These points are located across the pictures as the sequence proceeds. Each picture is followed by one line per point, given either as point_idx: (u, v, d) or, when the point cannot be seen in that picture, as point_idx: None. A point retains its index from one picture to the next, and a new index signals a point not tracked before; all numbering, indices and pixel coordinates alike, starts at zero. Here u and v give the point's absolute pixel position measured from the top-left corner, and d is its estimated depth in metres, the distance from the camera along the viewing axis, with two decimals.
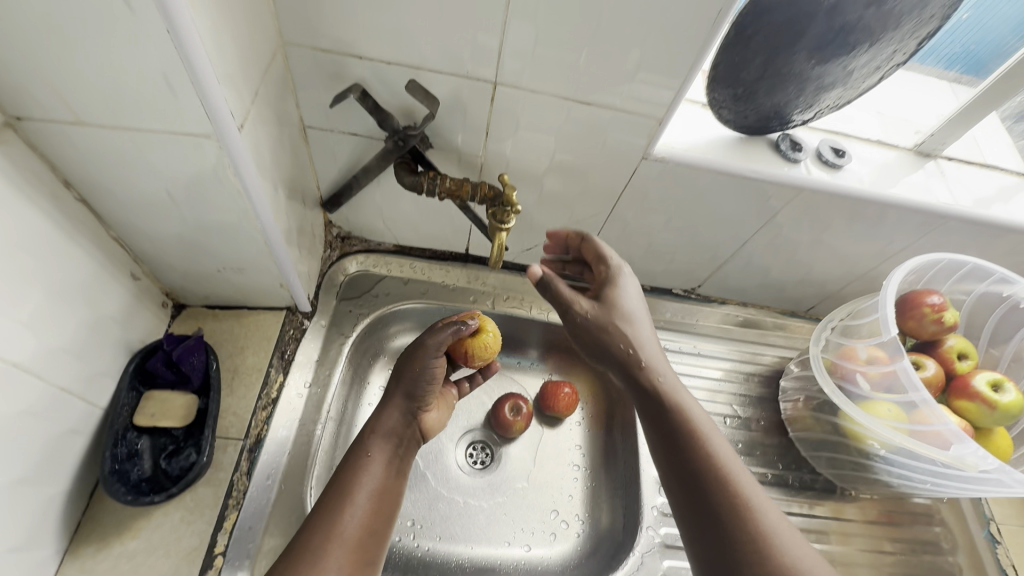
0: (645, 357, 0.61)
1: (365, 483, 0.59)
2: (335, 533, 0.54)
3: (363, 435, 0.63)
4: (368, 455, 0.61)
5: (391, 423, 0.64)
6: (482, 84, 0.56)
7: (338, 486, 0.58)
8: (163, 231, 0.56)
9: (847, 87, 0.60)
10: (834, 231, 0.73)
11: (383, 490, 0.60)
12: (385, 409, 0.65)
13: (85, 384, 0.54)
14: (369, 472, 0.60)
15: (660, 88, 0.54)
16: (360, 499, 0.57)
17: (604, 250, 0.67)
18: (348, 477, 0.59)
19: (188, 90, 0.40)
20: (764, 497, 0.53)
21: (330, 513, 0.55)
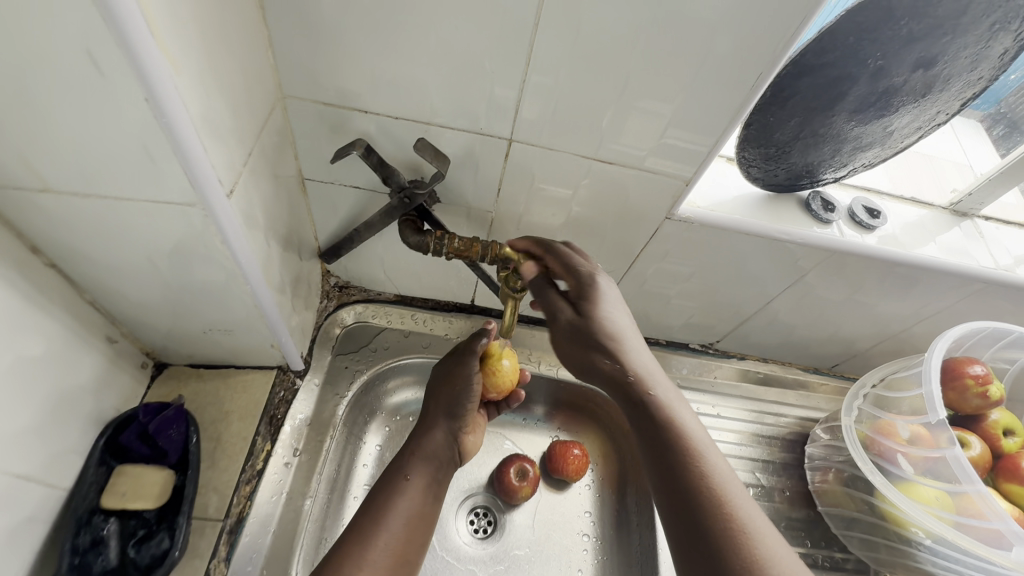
0: (636, 372, 0.49)
1: (399, 504, 0.57)
2: (368, 549, 0.53)
3: (403, 454, 0.62)
4: (406, 477, 0.60)
5: (431, 445, 0.63)
6: (497, 141, 0.52)
7: (375, 503, 0.57)
8: (143, 294, 0.51)
9: (884, 146, 0.56)
10: (866, 291, 0.69)
11: (417, 514, 0.58)
12: (426, 430, 0.64)
13: (48, 465, 0.48)
14: (405, 492, 0.59)
15: (692, 147, 0.51)
16: (393, 521, 0.56)
17: (574, 259, 0.53)
18: (384, 495, 0.58)
19: (170, 160, 0.36)
20: (782, 543, 0.42)
21: (365, 533, 0.54)
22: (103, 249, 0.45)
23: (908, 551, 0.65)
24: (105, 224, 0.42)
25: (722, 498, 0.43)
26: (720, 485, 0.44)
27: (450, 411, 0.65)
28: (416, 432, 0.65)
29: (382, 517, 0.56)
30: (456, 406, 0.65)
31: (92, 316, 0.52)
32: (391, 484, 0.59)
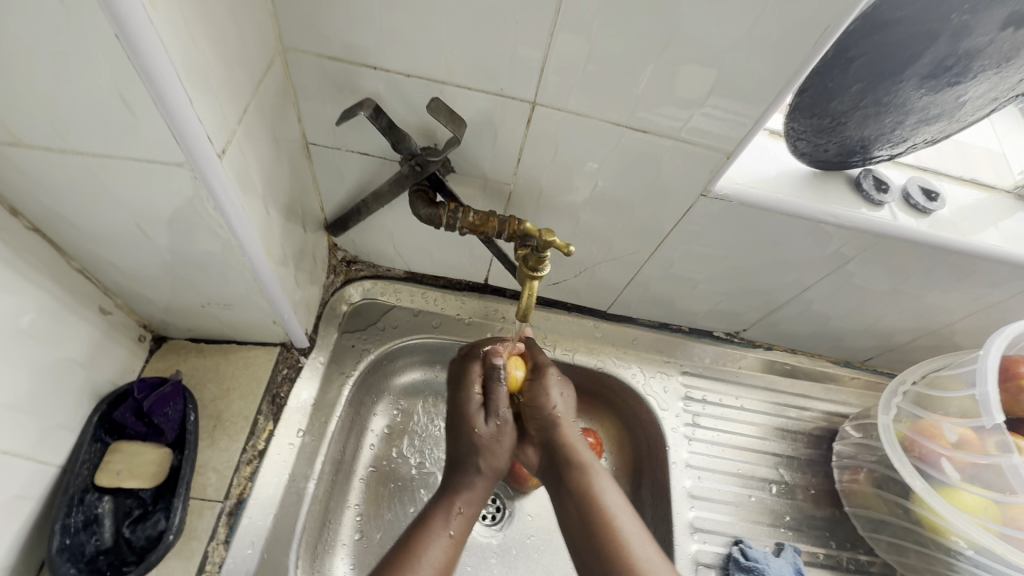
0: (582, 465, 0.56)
1: (435, 552, 0.49)
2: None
3: (442, 507, 0.53)
4: (447, 533, 0.51)
5: (471, 498, 0.54)
6: (519, 105, 0.47)
7: (403, 553, 0.49)
8: (135, 264, 0.48)
9: (952, 120, 0.50)
10: (914, 282, 0.63)
11: (450, 561, 0.50)
12: (461, 478, 0.54)
13: (38, 441, 0.46)
14: (441, 538, 0.50)
15: (735, 117, 0.45)
16: (427, 572, 0.48)
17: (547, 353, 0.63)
18: (421, 540, 0.50)
19: (149, 109, 0.32)
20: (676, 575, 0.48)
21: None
22: (90, 212, 0.41)
23: (944, 559, 0.62)
24: (89, 184, 0.38)
25: (627, 550, 0.49)
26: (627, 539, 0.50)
27: (492, 468, 0.55)
28: (450, 475, 0.55)
29: (419, 564, 0.48)
30: (484, 446, 0.55)
31: (83, 287, 0.49)
32: (427, 527, 0.51)
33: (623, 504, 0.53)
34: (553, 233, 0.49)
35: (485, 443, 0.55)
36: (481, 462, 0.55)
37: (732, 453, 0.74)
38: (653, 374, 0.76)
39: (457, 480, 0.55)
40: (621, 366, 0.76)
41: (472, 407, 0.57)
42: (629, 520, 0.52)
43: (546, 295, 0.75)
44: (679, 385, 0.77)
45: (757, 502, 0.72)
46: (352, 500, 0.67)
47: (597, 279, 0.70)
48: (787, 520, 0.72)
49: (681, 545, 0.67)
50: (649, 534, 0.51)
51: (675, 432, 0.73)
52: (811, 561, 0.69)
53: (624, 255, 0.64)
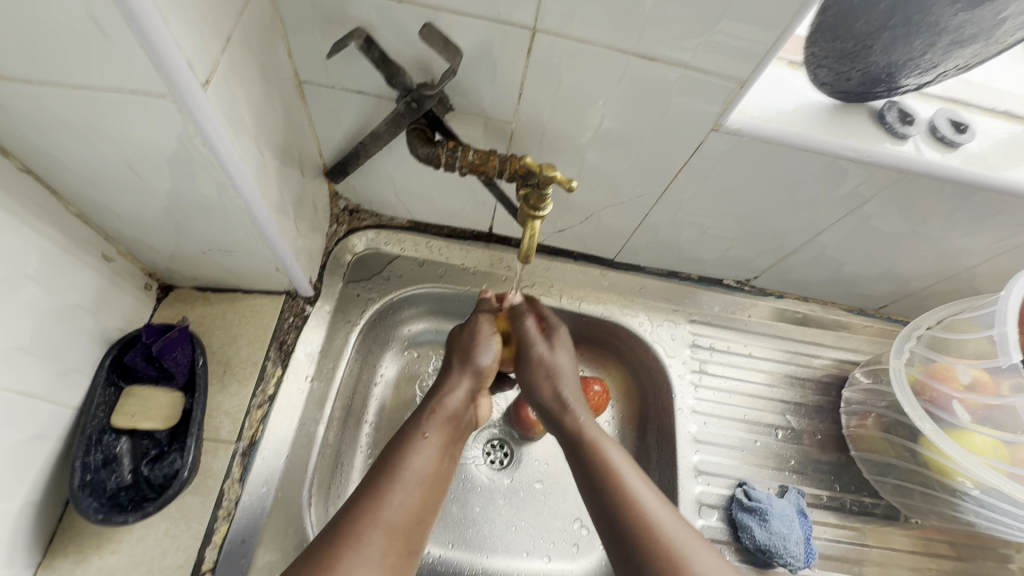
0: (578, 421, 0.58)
1: (418, 460, 0.52)
2: (382, 514, 0.47)
3: (423, 412, 0.56)
4: (423, 435, 0.54)
5: (451, 399, 0.58)
6: (518, 33, 0.44)
7: (390, 460, 0.51)
8: (134, 208, 0.48)
9: (990, 41, 0.46)
10: (936, 223, 0.60)
11: (436, 471, 0.53)
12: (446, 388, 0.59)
13: (51, 384, 0.47)
14: (423, 447, 0.53)
15: (750, 41, 0.42)
16: (412, 479, 0.50)
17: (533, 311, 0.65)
18: (401, 447, 0.52)
19: (122, 32, 0.31)
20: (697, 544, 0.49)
21: (382, 491, 0.49)
22: (80, 152, 0.41)
23: (949, 500, 0.63)
24: (78, 120, 0.37)
25: (638, 509, 0.50)
26: (641, 500, 0.51)
27: (471, 365, 0.60)
28: (436, 389, 0.59)
29: (403, 471, 0.50)
30: (475, 358, 0.61)
31: (83, 232, 0.49)
32: (410, 438, 0.53)
33: (629, 464, 0.54)
34: (555, 168, 0.47)
35: (478, 359, 0.61)
36: (467, 369, 0.60)
37: (739, 399, 0.74)
38: (661, 322, 0.76)
39: (442, 391, 0.59)
40: (628, 314, 0.75)
41: (470, 339, 0.62)
42: (639, 483, 0.52)
43: (551, 243, 0.74)
44: (687, 332, 0.76)
45: (761, 446, 0.72)
46: (363, 444, 0.69)
47: (604, 224, 0.68)
48: (792, 463, 0.72)
49: (685, 487, 0.68)
50: (656, 491, 0.52)
51: (681, 378, 0.73)
52: (815, 503, 0.70)
53: (631, 198, 0.62)
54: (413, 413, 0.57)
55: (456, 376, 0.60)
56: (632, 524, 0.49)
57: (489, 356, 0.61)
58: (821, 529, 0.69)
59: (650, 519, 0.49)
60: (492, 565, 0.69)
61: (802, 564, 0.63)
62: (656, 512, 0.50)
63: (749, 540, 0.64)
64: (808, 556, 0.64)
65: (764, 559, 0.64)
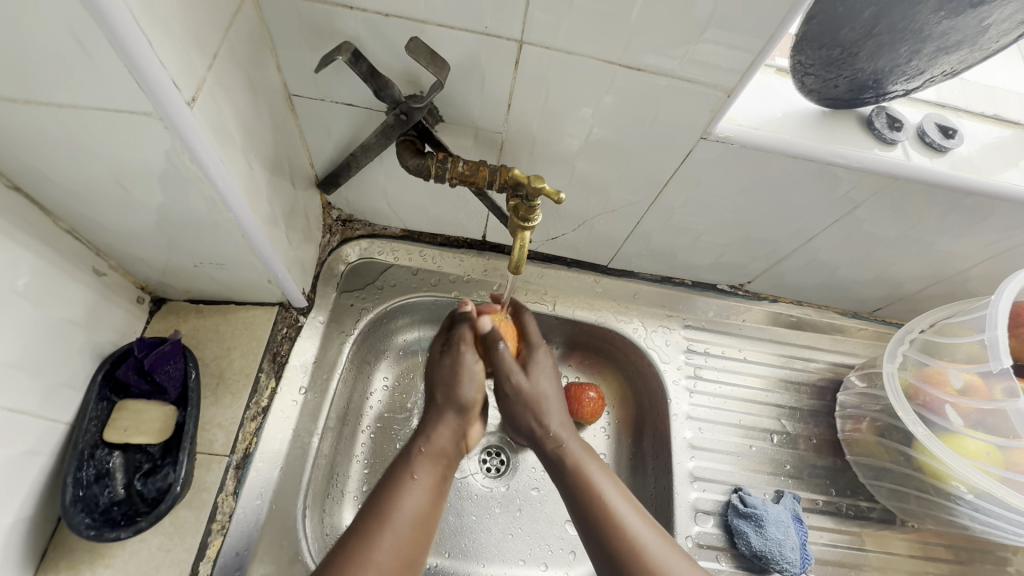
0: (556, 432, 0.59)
1: (406, 501, 0.51)
2: (373, 556, 0.47)
3: (410, 452, 0.56)
4: (413, 476, 0.53)
5: (440, 440, 0.57)
6: (505, 44, 0.44)
7: (379, 500, 0.51)
8: (125, 224, 0.48)
9: (975, 47, 0.47)
10: (927, 227, 0.60)
11: (425, 512, 0.52)
12: (432, 429, 0.58)
13: (43, 399, 0.47)
14: (412, 485, 0.53)
15: (735, 51, 0.42)
16: (401, 522, 0.50)
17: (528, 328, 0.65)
18: (390, 489, 0.52)
19: (106, 53, 0.31)
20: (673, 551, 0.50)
21: (371, 534, 0.49)
22: (68, 169, 0.41)
23: (944, 504, 0.63)
24: (64, 138, 0.38)
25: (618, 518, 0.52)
26: (621, 516, 0.52)
27: (453, 399, 0.59)
28: (424, 426, 0.59)
29: (392, 513, 0.50)
30: (458, 392, 0.59)
31: (74, 247, 0.49)
32: (398, 478, 0.53)
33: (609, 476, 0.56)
34: (544, 180, 0.47)
35: (461, 393, 0.59)
36: (450, 403, 0.59)
37: (734, 405, 0.74)
38: (655, 328, 0.76)
39: (428, 429, 0.58)
40: (623, 321, 0.75)
41: (448, 367, 0.61)
42: (618, 492, 0.54)
43: (545, 250, 0.74)
44: (681, 338, 0.76)
45: (757, 452, 0.72)
46: (359, 453, 0.69)
47: (597, 232, 0.68)
48: (788, 468, 0.72)
49: (681, 494, 0.68)
50: (637, 504, 0.54)
51: (676, 384, 0.74)
52: (811, 507, 0.70)
53: (623, 206, 0.62)
54: (400, 454, 0.56)
55: (444, 411, 0.59)
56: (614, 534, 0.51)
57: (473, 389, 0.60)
58: (818, 534, 0.69)
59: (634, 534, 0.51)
60: (488, 573, 0.69)
61: (798, 570, 0.63)
62: (636, 526, 0.51)
63: (744, 547, 0.64)
64: (804, 561, 0.64)
65: (760, 565, 0.65)
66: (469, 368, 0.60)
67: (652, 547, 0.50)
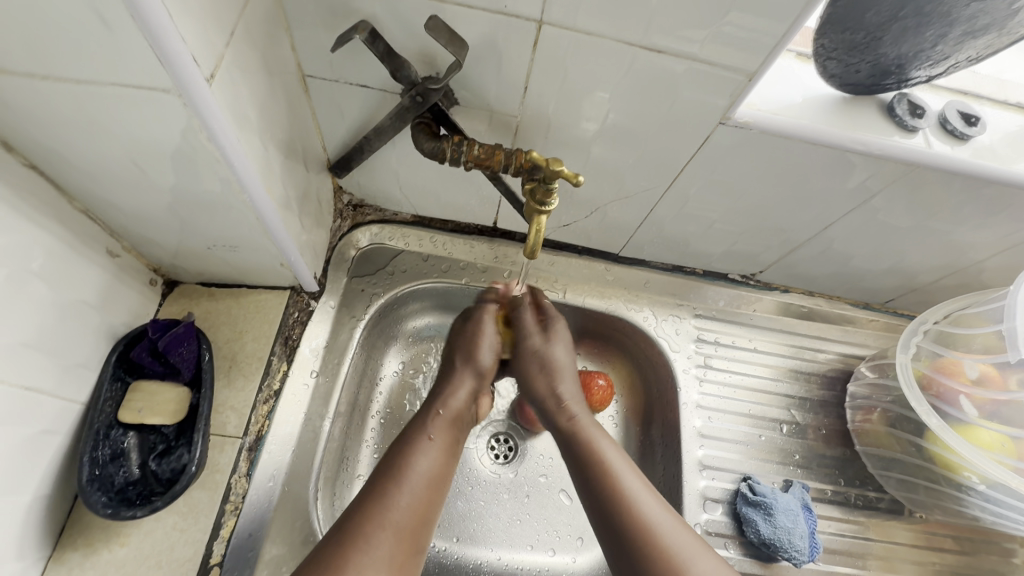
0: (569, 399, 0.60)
1: (422, 461, 0.52)
2: (388, 515, 0.47)
3: (428, 413, 0.57)
4: (429, 437, 0.54)
5: (455, 401, 0.59)
6: (524, 25, 0.44)
7: (395, 459, 0.52)
8: (140, 205, 0.48)
9: (1003, 33, 0.46)
10: (944, 217, 0.60)
11: (436, 473, 0.53)
12: (451, 385, 0.60)
13: (58, 379, 0.48)
14: (427, 448, 0.53)
15: (759, 33, 0.42)
16: (417, 480, 0.51)
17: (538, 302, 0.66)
18: (406, 449, 0.53)
19: (126, 26, 0.30)
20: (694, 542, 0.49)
21: (386, 491, 0.49)
22: (84, 148, 0.41)
23: (954, 495, 0.63)
24: (81, 115, 0.37)
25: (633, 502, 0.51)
26: (636, 497, 0.51)
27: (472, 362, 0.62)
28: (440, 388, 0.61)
29: (407, 472, 0.51)
30: (477, 357, 0.62)
31: (88, 228, 0.49)
32: (415, 439, 0.54)
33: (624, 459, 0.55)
34: (562, 162, 0.47)
35: (478, 357, 0.63)
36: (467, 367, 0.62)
37: (744, 394, 0.74)
38: (665, 317, 0.75)
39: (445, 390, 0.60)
40: (633, 309, 0.75)
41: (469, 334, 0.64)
42: (634, 476, 0.53)
43: (556, 238, 0.74)
44: (692, 327, 0.76)
45: (766, 441, 0.72)
46: (369, 438, 0.69)
47: (610, 219, 0.68)
48: (796, 458, 0.72)
49: (690, 482, 0.68)
50: (652, 487, 0.53)
51: (685, 373, 0.73)
52: (819, 497, 0.70)
53: (636, 192, 0.62)
54: (417, 415, 0.58)
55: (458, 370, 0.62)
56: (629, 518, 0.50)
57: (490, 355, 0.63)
58: (825, 524, 0.69)
59: (652, 522, 0.50)
60: (497, 558, 0.69)
61: (806, 558, 0.64)
62: (651, 510, 0.51)
63: (753, 535, 0.64)
64: (813, 549, 0.65)
65: (768, 552, 0.65)
66: (487, 339, 0.63)
67: (664, 528, 0.50)
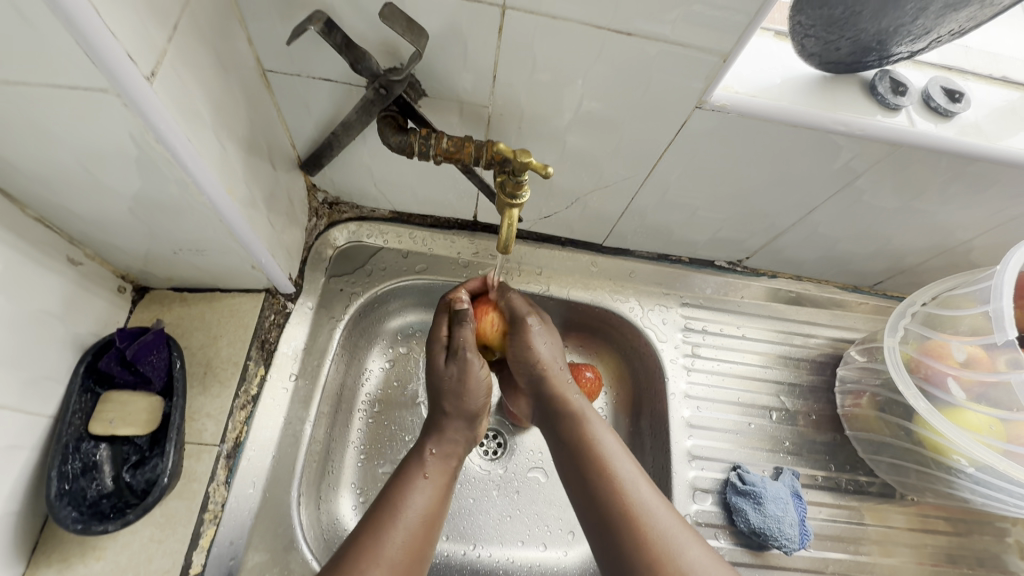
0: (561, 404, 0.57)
1: (416, 498, 0.51)
2: (383, 551, 0.46)
3: (420, 451, 0.55)
4: (423, 475, 0.53)
5: (448, 437, 0.56)
6: (487, 11, 0.42)
7: (389, 497, 0.50)
8: (99, 213, 0.46)
9: (984, 4, 0.44)
10: (930, 197, 0.59)
11: (435, 509, 0.51)
12: (444, 433, 0.56)
13: (22, 394, 0.46)
14: (422, 484, 0.52)
15: (731, 11, 0.40)
16: (412, 519, 0.49)
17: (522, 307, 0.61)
18: (398, 490, 0.51)
19: (50, 23, 0.29)
20: (694, 544, 0.47)
21: (381, 527, 0.48)
22: (30, 155, 0.39)
23: (944, 477, 0.62)
24: (18, 120, 0.35)
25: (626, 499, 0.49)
26: (628, 492, 0.49)
27: (464, 403, 0.57)
28: (430, 424, 0.58)
29: (403, 508, 0.49)
30: (467, 398, 0.57)
31: (46, 236, 0.48)
32: (407, 477, 0.52)
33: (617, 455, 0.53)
34: (530, 155, 0.45)
35: (471, 389, 0.57)
36: (459, 404, 0.57)
37: (733, 382, 0.73)
38: (652, 307, 0.74)
39: (436, 427, 0.57)
40: (619, 300, 0.73)
41: (453, 369, 0.57)
42: (627, 472, 0.51)
43: (537, 229, 0.72)
44: (679, 316, 0.75)
45: (756, 429, 0.71)
46: (354, 438, 0.68)
47: (591, 209, 0.66)
48: (786, 445, 0.71)
49: (679, 473, 0.67)
50: (646, 482, 0.51)
51: (673, 363, 0.72)
52: (810, 483, 0.69)
53: (616, 180, 0.60)
54: (409, 451, 0.56)
55: (450, 413, 0.57)
56: (626, 519, 0.48)
57: (482, 395, 0.58)
58: (817, 510, 0.68)
59: (645, 517, 0.48)
60: (487, 555, 0.69)
61: (797, 546, 0.63)
62: (642, 501, 0.49)
63: (743, 524, 0.64)
64: (804, 537, 0.64)
65: (759, 541, 0.64)
66: (475, 371, 0.57)
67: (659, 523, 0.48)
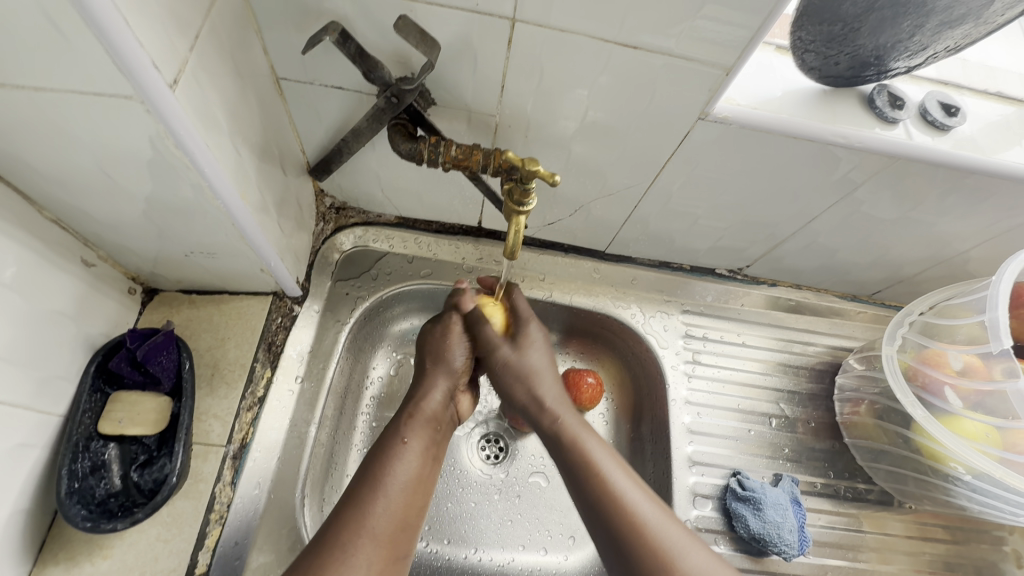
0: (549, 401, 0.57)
1: (399, 468, 0.51)
2: (367, 523, 0.46)
3: (400, 417, 0.55)
4: (403, 441, 0.53)
5: (428, 402, 0.57)
6: (497, 23, 0.43)
7: (371, 469, 0.50)
8: (114, 215, 0.47)
9: (980, 21, 0.45)
10: (927, 208, 0.60)
11: (419, 478, 0.52)
12: (422, 393, 0.57)
13: (35, 393, 0.47)
14: (404, 454, 0.52)
15: (734, 27, 0.41)
16: (394, 487, 0.49)
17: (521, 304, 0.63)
18: (380, 461, 0.51)
19: (80, 32, 0.30)
20: (689, 542, 0.49)
21: (365, 501, 0.48)
22: (51, 158, 0.40)
23: (942, 485, 0.63)
24: (42, 124, 0.36)
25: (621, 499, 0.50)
26: (625, 494, 0.50)
27: (449, 367, 0.59)
28: (412, 391, 0.58)
29: (384, 479, 0.49)
30: (448, 358, 0.60)
31: (61, 237, 0.48)
32: (388, 446, 0.52)
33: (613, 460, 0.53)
34: (538, 162, 0.46)
35: (451, 358, 0.60)
36: (442, 369, 0.59)
37: (733, 389, 0.74)
38: (653, 313, 0.75)
39: (418, 395, 0.57)
40: (620, 306, 0.74)
41: (442, 343, 0.60)
42: (623, 476, 0.52)
43: (541, 236, 0.73)
44: (680, 323, 0.76)
45: (756, 435, 0.72)
46: (357, 441, 0.69)
47: (594, 217, 0.67)
48: (785, 451, 0.72)
49: (679, 478, 0.68)
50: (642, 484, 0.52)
51: (674, 369, 0.73)
52: (808, 490, 0.70)
53: (620, 189, 0.61)
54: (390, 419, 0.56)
55: (432, 376, 0.59)
56: (623, 518, 0.49)
57: (461, 354, 0.60)
58: (816, 516, 0.69)
59: (640, 515, 0.49)
60: (488, 559, 0.69)
61: (796, 552, 0.64)
62: (639, 502, 0.50)
63: (743, 529, 0.64)
64: (803, 542, 0.65)
65: (759, 547, 0.65)
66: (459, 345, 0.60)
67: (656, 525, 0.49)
